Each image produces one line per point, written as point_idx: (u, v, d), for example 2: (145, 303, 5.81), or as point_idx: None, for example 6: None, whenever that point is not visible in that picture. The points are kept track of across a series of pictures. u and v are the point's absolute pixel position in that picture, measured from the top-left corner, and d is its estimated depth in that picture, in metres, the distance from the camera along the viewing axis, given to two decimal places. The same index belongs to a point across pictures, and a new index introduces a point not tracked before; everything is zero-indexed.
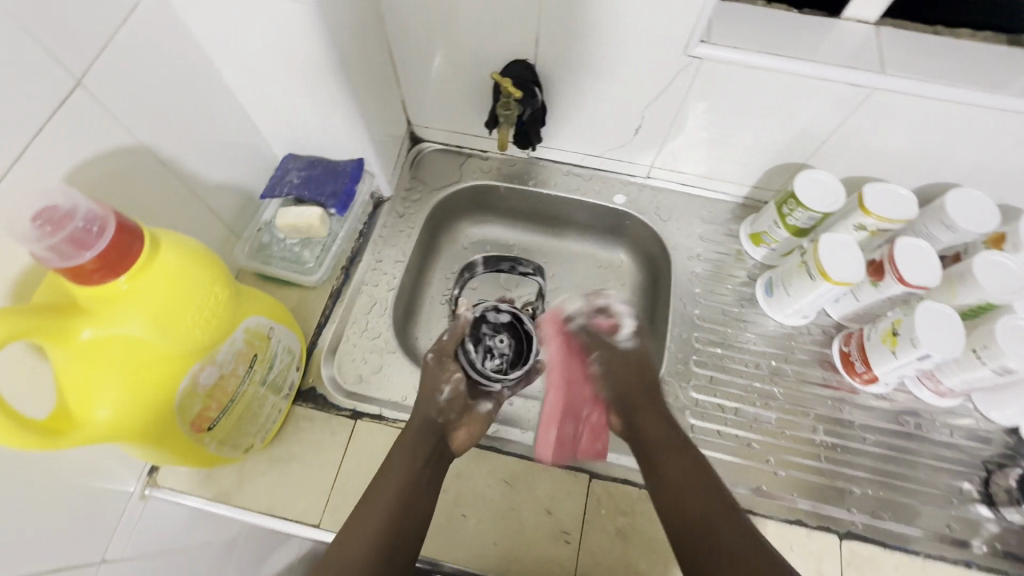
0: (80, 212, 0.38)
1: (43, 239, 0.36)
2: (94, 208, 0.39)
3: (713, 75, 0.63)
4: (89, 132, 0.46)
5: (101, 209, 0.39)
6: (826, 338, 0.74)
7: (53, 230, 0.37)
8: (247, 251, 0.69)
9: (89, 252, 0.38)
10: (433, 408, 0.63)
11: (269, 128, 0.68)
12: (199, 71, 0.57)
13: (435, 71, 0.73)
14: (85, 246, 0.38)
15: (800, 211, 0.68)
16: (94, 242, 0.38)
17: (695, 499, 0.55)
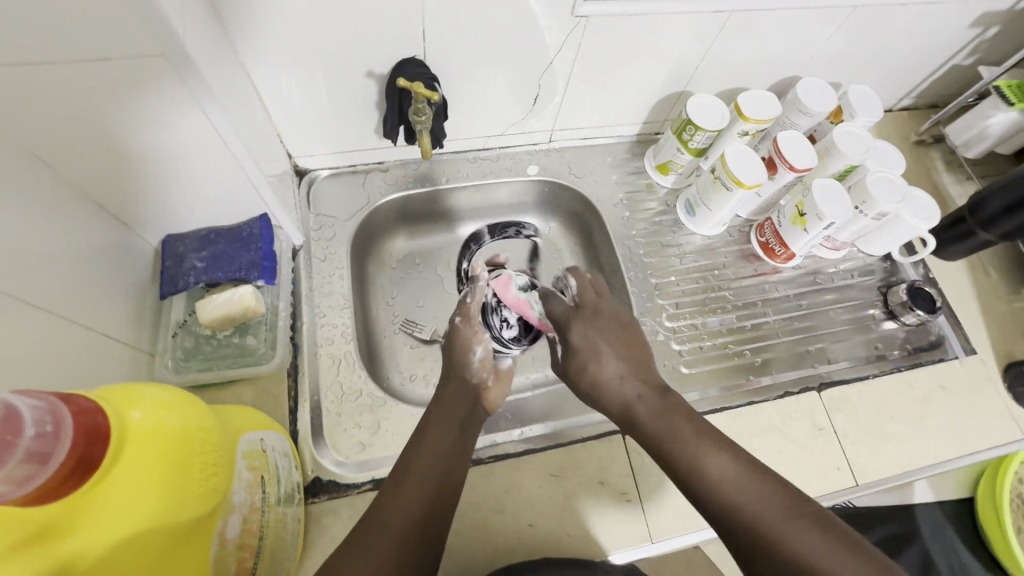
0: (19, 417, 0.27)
1: None
2: (33, 402, 0.28)
3: (598, 30, 0.65)
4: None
5: (41, 402, 0.28)
6: (743, 235, 0.85)
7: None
8: (172, 364, 0.57)
9: (53, 466, 0.28)
10: (466, 366, 0.62)
11: (138, 212, 0.55)
12: (29, 175, 0.43)
13: (313, 92, 0.64)
14: (52, 457, 0.28)
15: (699, 134, 0.75)
16: (56, 449, 0.28)
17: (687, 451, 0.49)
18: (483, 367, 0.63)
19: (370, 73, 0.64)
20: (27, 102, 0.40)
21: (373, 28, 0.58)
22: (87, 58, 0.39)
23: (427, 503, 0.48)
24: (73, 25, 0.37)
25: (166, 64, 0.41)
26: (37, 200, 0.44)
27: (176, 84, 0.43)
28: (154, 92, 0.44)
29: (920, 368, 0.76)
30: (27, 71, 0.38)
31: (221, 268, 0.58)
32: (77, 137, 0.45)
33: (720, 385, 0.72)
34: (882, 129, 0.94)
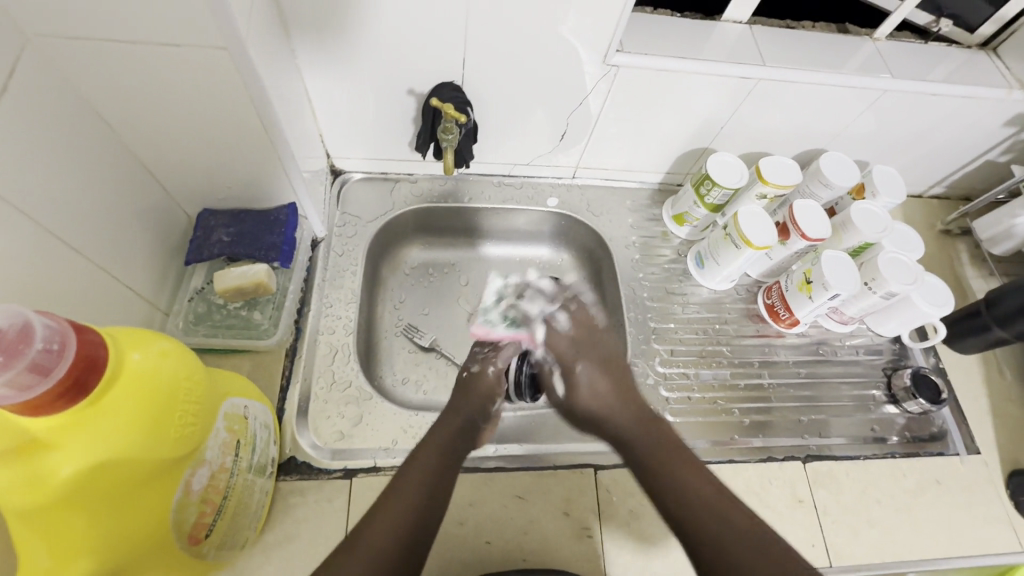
0: (33, 331, 0.31)
1: None
2: (49, 322, 0.32)
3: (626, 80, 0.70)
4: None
5: (55, 323, 0.32)
6: (750, 295, 0.85)
7: (8, 360, 0.29)
8: (182, 325, 0.61)
9: (55, 377, 0.31)
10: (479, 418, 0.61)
11: (183, 185, 0.61)
12: (93, 136, 0.50)
13: (358, 100, 0.70)
14: (48, 372, 0.31)
15: (716, 190, 0.77)
16: (57, 366, 0.31)
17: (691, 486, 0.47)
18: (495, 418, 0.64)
19: (412, 91, 0.69)
20: (101, 69, 0.46)
21: (418, 49, 0.64)
22: (159, 42, 0.44)
23: (415, 524, 0.48)
24: (149, 13, 0.42)
25: (227, 56, 0.46)
26: (90, 155, 0.49)
27: (234, 76, 0.49)
28: (214, 81, 0.49)
29: (916, 458, 0.74)
30: (106, 46, 0.44)
31: (243, 245, 0.63)
32: (139, 106, 0.50)
33: (702, 439, 0.72)
34: (908, 213, 0.94)
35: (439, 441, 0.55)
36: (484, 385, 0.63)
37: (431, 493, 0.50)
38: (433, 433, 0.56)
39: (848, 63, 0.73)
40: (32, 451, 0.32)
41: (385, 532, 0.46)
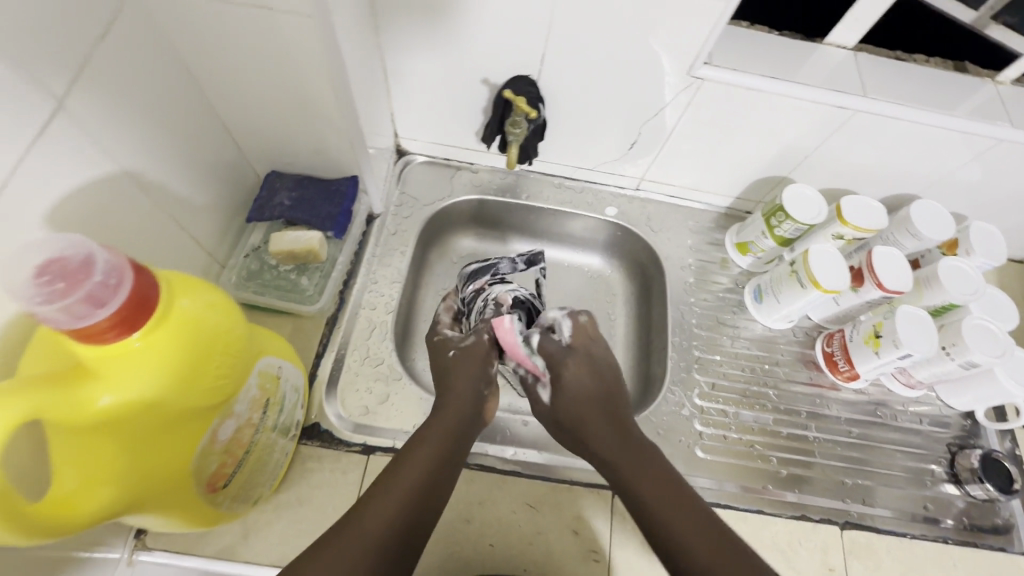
0: (97, 263, 0.32)
1: (53, 299, 0.30)
2: (111, 257, 0.33)
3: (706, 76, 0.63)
4: (67, 163, 0.40)
5: (116, 259, 0.33)
6: (809, 339, 0.79)
7: (66, 288, 0.31)
8: (235, 279, 0.63)
9: (108, 309, 0.32)
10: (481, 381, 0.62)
11: (256, 145, 0.63)
12: (179, 88, 0.52)
13: (431, 85, 0.70)
14: (102, 304, 0.32)
15: (788, 223, 0.72)
16: (112, 299, 0.32)
17: (674, 525, 0.47)
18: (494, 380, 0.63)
19: (485, 81, 0.68)
20: (197, 26, 0.48)
21: (498, 40, 0.63)
22: (252, 5, 0.45)
23: (409, 513, 0.46)
24: None
25: (311, 25, 0.47)
26: (173, 105, 0.51)
27: (319, 47, 0.49)
28: (299, 50, 0.50)
29: (971, 549, 0.66)
30: (204, 4, 0.45)
31: (303, 211, 0.64)
32: (226, 63, 0.52)
33: (733, 483, 0.67)
34: (1003, 278, 0.85)
35: (434, 422, 0.56)
36: (479, 353, 0.64)
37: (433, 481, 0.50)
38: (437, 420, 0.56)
39: (960, 105, 0.66)
40: (76, 378, 0.34)
41: (379, 514, 0.45)
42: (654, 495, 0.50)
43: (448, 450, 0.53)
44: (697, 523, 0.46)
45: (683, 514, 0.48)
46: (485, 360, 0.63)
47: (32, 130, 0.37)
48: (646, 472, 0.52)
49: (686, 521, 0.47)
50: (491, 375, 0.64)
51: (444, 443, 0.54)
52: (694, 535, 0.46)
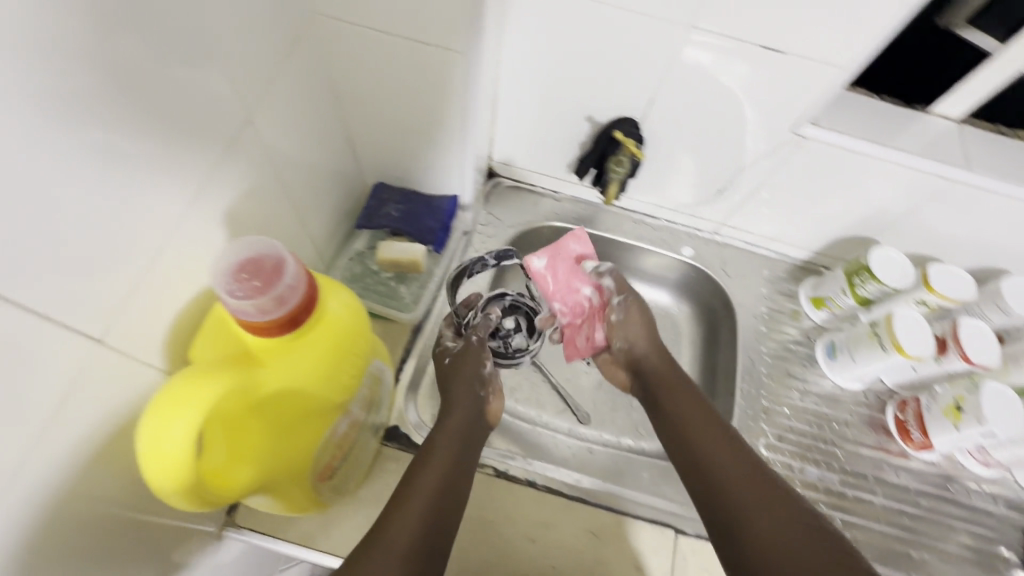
0: (287, 269, 0.37)
1: (250, 297, 0.35)
2: (297, 265, 0.37)
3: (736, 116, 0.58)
4: (234, 167, 0.47)
5: (299, 266, 0.38)
6: (880, 403, 0.78)
7: (262, 289, 0.35)
8: (339, 280, 0.67)
9: (288, 309, 0.36)
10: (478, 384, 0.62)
11: (372, 158, 0.68)
12: (323, 103, 0.58)
13: (535, 117, 0.74)
14: (284, 305, 0.36)
15: (873, 284, 0.73)
16: (292, 300, 0.37)
17: (740, 487, 0.52)
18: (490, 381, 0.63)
19: (589, 118, 0.71)
20: (354, 52, 0.55)
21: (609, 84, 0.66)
22: (409, 37, 0.52)
23: (433, 511, 0.48)
24: (412, 13, 0.49)
25: (458, 59, 0.53)
26: (318, 117, 0.58)
27: (457, 77, 0.55)
28: (436, 77, 0.55)
29: None
30: (367, 33, 0.52)
31: (408, 223, 0.68)
32: (369, 85, 0.58)
33: None
34: None
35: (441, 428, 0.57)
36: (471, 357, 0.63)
37: (450, 482, 0.51)
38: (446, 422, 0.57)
39: None
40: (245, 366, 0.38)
41: (405, 517, 0.47)
42: (723, 459, 0.55)
43: (457, 454, 0.54)
44: (756, 484, 0.52)
45: (739, 475, 0.53)
46: (478, 361, 0.63)
47: (216, 139, 0.43)
48: (711, 442, 0.57)
49: (742, 477, 0.53)
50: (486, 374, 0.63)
51: (455, 446, 0.55)
52: (762, 511, 0.49)
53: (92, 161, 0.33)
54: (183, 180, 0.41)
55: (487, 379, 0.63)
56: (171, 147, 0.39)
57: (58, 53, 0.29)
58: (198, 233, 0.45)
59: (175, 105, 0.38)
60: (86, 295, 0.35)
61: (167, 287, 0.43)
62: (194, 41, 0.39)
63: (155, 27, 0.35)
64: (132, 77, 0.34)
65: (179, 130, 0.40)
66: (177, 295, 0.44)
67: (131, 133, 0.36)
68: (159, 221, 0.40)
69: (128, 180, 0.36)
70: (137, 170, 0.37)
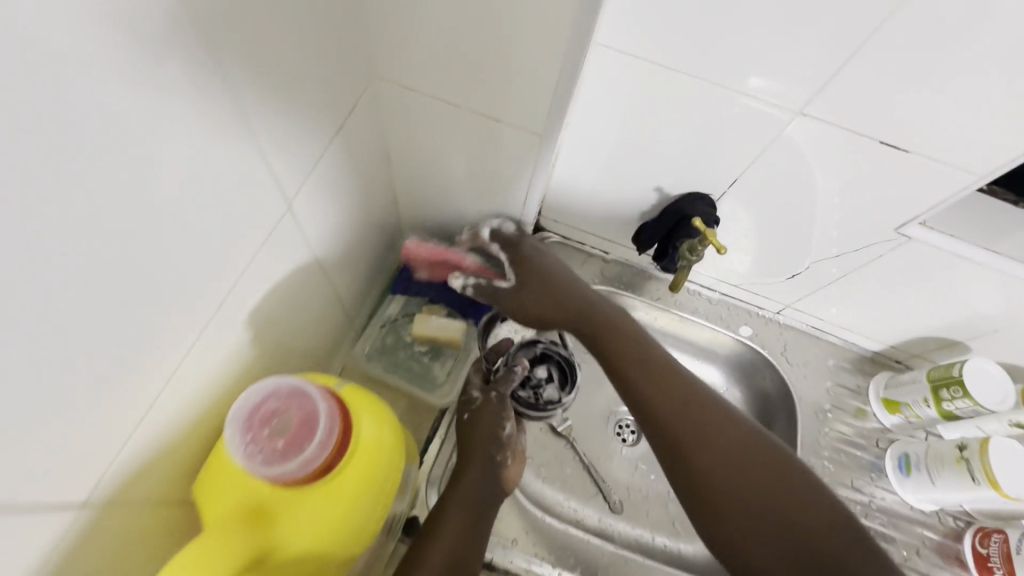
0: (315, 426, 0.40)
1: (278, 459, 0.38)
2: (324, 416, 0.40)
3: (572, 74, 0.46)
4: (272, 254, 0.41)
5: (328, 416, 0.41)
6: (957, 529, 0.69)
7: (288, 451, 0.39)
8: (367, 351, 0.62)
9: (311, 468, 0.38)
10: (494, 446, 0.55)
11: (417, 216, 0.61)
12: (374, 167, 0.51)
13: (597, 181, 0.66)
14: (308, 462, 0.39)
15: (965, 402, 0.64)
16: (316, 456, 0.39)
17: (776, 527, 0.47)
18: (510, 446, 0.56)
19: (658, 188, 0.64)
20: (413, 118, 0.47)
21: (687, 156, 0.58)
22: (483, 114, 0.43)
23: None
24: (492, 90, 0.41)
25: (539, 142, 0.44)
26: (365, 184, 0.50)
27: (531, 159, 0.46)
28: (508, 155, 0.47)
29: None
30: (433, 103, 0.44)
31: (447, 293, 0.63)
32: (427, 152, 0.50)
33: None
34: None
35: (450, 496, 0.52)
36: (488, 418, 0.57)
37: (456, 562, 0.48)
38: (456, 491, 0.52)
39: None
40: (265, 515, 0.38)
41: None
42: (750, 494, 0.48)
43: (465, 530, 0.50)
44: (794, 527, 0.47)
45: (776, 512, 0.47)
46: (496, 423, 0.56)
47: (257, 227, 0.38)
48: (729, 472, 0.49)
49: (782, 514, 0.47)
50: (504, 439, 0.56)
51: (464, 520, 0.50)
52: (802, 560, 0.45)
53: (108, 287, 0.28)
54: (212, 283, 0.35)
55: (507, 443, 0.56)
56: (201, 250, 0.33)
57: (78, 177, 0.24)
58: (221, 338, 0.39)
59: (210, 205, 0.32)
60: (81, 434, 0.30)
61: (178, 401, 0.37)
62: (244, 126, 0.33)
63: (197, 124, 0.29)
64: (164, 183, 0.29)
65: (212, 230, 0.34)
66: (188, 405, 0.39)
67: (158, 244, 0.30)
68: (178, 334, 0.34)
69: (146, 298, 0.31)
70: (160, 282, 0.31)
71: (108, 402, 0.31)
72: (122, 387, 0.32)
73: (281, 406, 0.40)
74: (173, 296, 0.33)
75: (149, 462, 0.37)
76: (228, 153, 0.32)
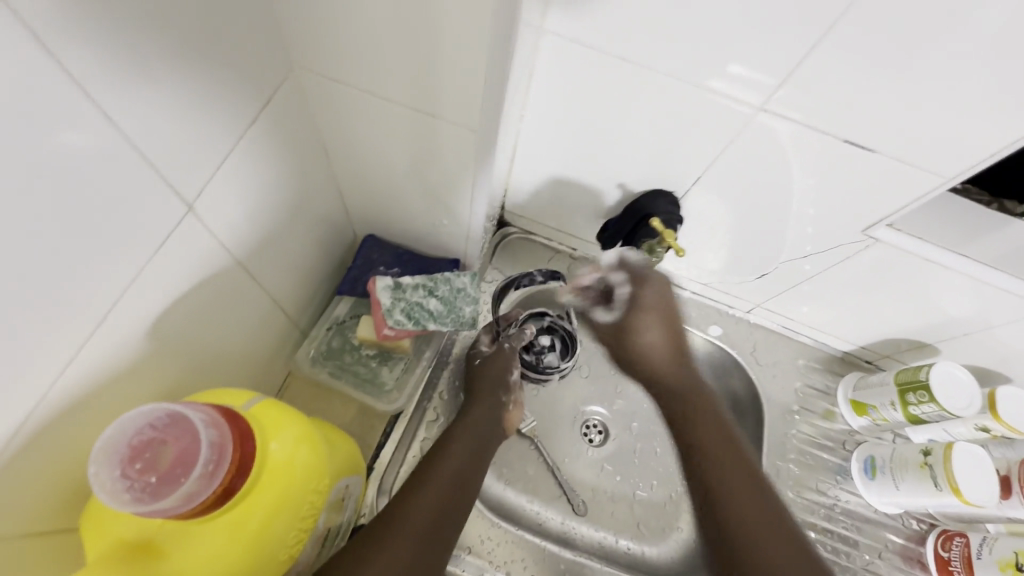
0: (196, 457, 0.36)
1: (151, 497, 0.35)
2: (208, 445, 0.37)
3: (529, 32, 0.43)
4: (186, 258, 0.38)
5: (213, 444, 0.37)
6: (920, 533, 0.69)
7: (163, 488, 0.35)
8: (312, 354, 0.60)
9: (194, 503, 0.35)
10: (500, 387, 0.61)
11: (366, 213, 0.58)
12: (308, 163, 0.48)
13: (559, 177, 0.64)
14: (190, 498, 0.35)
15: (931, 407, 0.62)
16: (199, 491, 0.36)
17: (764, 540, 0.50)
18: (516, 387, 0.63)
19: (621, 185, 0.61)
20: (342, 110, 0.44)
21: (649, 153, 0.56)
22: (416, 108, 0.40)
23: (435, 516, 0.48)
24: (422, 83, 0.38)
25: (478, 140, 0.41)
26: (298, 180, 0.47)
27: (472, 156, 0.43)
28: (448, 152, 0.44)
29: None
30: (363, 96, 0.41)
31: None
32: (364, 147, 0.47)
33: None
34: None
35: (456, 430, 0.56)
36: (500, 363, 0.63)
37: (458, 483, 0.51)
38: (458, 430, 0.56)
39: None
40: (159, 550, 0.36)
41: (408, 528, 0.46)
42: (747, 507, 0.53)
43: (467, 456, 0.54)
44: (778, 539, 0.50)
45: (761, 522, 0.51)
46: (506, 367, 0.62)
47: (163, 234, 0.35)
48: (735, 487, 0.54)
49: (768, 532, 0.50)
50: (511, 382, 0.62)
51: (466, 451, 0.55)
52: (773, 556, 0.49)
53: None
54: (110, 294, 0.33)
55: (513, 387, 0.62)
56: (92, 259, 0.30)
57: None
58: (127, 350, 0.36)
59: (98, 212, 0.30)
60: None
61: (81, 418, 0.35)
62: (133, 126, 0.30)
63: (70, 121, 0.26)
64: (34, 190, 0.26)
65: (104, 238, 0.31)
66: (99, 421, 0.36)
67: (32, 254, 0.27)
68: (70, 351, 0.32)
69: (19, 317, 0.28)
70: (40, 296, 0.28)
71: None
72: (5, 409, 0.29)
73: (156, 437, 0.36)
74: (59, 307, 0.30)
75: (52, 485, 0.35)
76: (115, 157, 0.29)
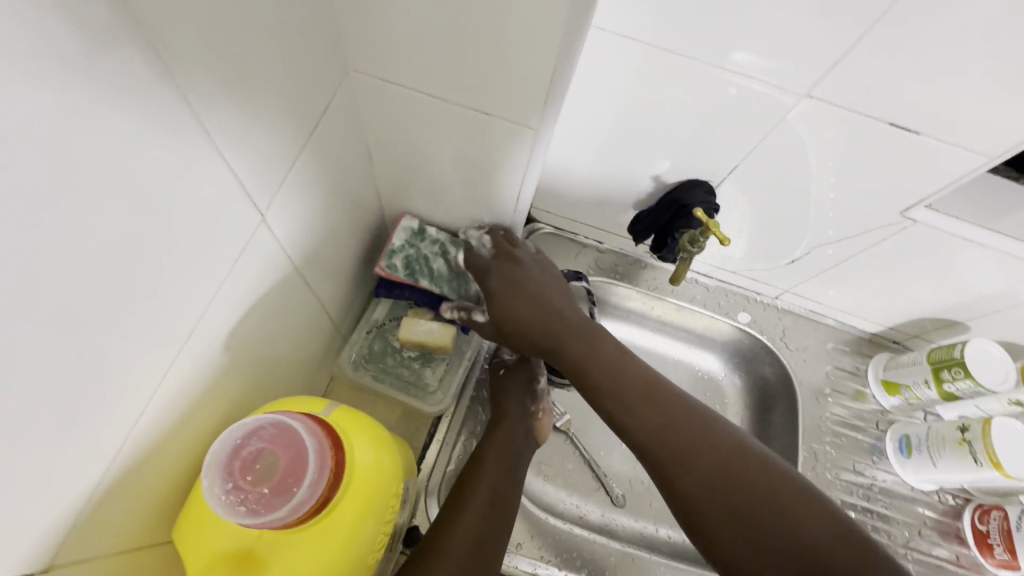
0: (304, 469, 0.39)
1: (263, 507, 0.37)
2: (313, 456, 0.39)
3: None
4: (249, 265, 0.38)
5: (316, 457, 0.40)
6: (957, 509, 0.70)
7: (275, 497, 0.38)
8: (354, 358, 0.60)
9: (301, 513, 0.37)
10: (527, 400, 0.60)
11: (403, 215, 0.58)
12: (354, 168, 0.48)
13: (590, 171, 0.64)
14: (297, 509, 0.38)
15: (967, 383, 0.63)
16: (304, 501, 0.38)
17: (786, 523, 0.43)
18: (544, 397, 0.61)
19: (653, 176, 0.61)
20: (393, 114, 0.44)
21: (684, 143, 0.56)
22: (470, 108, 0.40)
23: (478, 532, 0.47)
24: (480, 82, 0.38)
25: (531, 136, 0.41)
26: (346, 185, 0.47)
27: (524, 152, 0.43)
28: (499, 151, 0.44)
29: None
30: (416, 97, 0.41)
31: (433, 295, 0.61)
32: (410, 150, 0.47)
33: None
34: None
35: (491, 439, 0.56)
36: (525, 372, 0.62)
37: (498, 496, 0.50)
38: (495, 438, 0.56)
39: None
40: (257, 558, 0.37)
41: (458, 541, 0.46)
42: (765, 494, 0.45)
43: (504, 466, 0.53)
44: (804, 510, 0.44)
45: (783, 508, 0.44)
46: (532, 377, 0.61)
47: (231, 243, 0.35)
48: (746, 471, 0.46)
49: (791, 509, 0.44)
50: (539, 391, 0.61)
51: (504, 459, 0.54)
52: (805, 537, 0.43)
53: (68, 321, 0.25)
54: (187, 305, 0.33)
55: (540, 395, 0.61)
56: (170, 273, 0.30)
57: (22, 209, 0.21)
58: (201, 360, 0.36)
59: (178, 224, 0.30)
60: (58, 477, 0.28)
61: (163, 431, 0.35)
62: (210, 135, 0.29)
63: (159, 132, 0.26)
64: (128, 203, 0.26)
65: (182, 249, 0.31)
66: (176, 434, 0.36)
67: (123, 270, 0.27)
68: (153, 363, 0.32)
69: (111, 331, 0.28)
70: (129, 310, 0.28)
71: (81, 442, 0.28)
72: (100, 423, 0.29)
73: (264, 448, 0.39)
74: (143, 320, 0.30)
75: (138, 498, 0.35)
76: (194, 167, 0.29)
